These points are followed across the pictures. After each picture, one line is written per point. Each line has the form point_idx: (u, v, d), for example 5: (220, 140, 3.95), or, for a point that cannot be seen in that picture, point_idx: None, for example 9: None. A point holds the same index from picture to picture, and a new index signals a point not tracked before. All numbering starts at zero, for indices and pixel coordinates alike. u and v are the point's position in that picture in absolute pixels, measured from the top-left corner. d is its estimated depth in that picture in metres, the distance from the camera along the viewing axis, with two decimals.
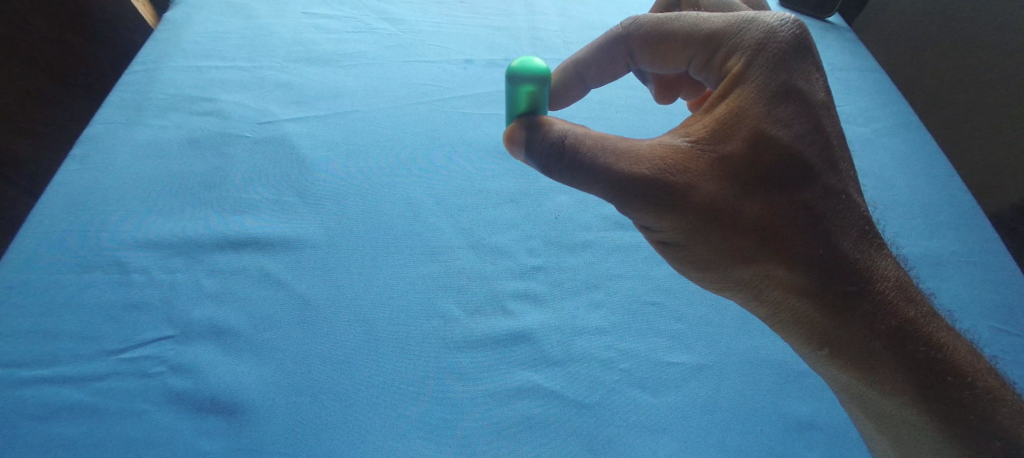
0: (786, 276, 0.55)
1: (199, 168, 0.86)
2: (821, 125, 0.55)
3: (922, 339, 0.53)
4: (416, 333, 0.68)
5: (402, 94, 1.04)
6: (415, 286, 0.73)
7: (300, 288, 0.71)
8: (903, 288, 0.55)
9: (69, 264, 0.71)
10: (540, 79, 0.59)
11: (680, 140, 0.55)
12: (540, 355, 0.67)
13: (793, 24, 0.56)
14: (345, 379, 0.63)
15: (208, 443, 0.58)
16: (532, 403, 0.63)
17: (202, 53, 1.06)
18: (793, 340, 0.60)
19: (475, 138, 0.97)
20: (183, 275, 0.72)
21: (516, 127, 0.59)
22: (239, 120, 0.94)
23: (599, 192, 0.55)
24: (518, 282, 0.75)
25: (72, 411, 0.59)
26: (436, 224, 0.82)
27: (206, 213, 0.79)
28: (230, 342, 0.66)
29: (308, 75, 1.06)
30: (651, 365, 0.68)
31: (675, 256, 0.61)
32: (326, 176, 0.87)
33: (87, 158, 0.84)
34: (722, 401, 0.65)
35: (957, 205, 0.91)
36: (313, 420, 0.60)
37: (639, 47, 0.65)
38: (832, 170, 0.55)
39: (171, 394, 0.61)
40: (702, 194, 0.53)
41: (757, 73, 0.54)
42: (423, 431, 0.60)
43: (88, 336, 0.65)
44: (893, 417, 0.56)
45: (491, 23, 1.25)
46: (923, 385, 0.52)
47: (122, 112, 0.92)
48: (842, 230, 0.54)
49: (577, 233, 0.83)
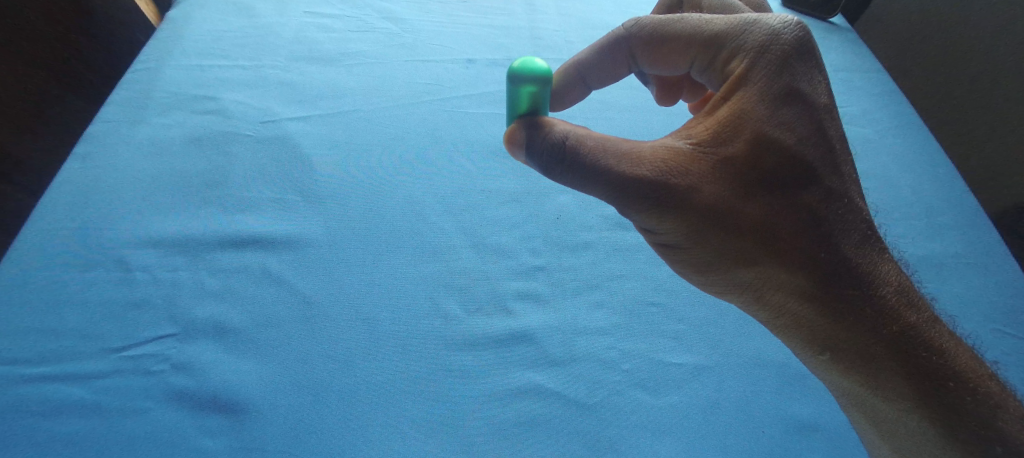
0: (788, 279, 0.55)
1: (202, 166, 0.86)
2: (823, 128, 0.55)
3: (923, 344, 0.53)
4: (417, 333, 0.68)
5: (403, 93, 1.04)
6: (416, 285, 0.73)
7: (301, 287, 0.71)
8: (905, 292, 0.55)
9: (72, 263, 0.71)
10: (541, 79, 0.59)
11: (682, 142, 0.55)
12: (541, 355, 0.67)
13: (796, 25, 0.56)
14: (345, 378, 0.63)
15: (209, 442, 0.58)
16: (533, 403, 0.63)
17: (204, 51, 1.06)
18: (794, 343, 0.61)
19: (477, 138, 0.97)
20: (185, 274, 0.72)
21: (516, 128, 0.59)
22: (241, 119, 0.95)
23: (600, 194, 0.55)
24: (519, 282, 0.75)
25: (73, 409, 0.59)
26: (438, 224, 0.82)
27: (208, 212, 0.79)
28: (231, 340, 0.66)
29: (310, 73, 1.06)
30: (651, 366, 0.68)
31: (676, 258, 0.61)
32: (328, 175, 0.87)
33: (90, 157, 0.84)
34: (722, 402, 0.65)
35: (960, 208, 0.91)
36: (315, 419, 0.60)
37: (641, 48, 0.65)
38: (835, 173, 0.55)
39: (172, 392, 0.61)
40: (703, 196, 0.53)
41: (759, 76, 0.54)
42: (424, 430, 0.60)
43: (90, 334, 0.65)
44: (894, 422, 0.56)
45: (492, 22, 1.25)
46: (925, 390, 0.52)
47: (124, 111, 0.92)
48: (844, 234, 0.54)
49: (578, 233, 0.83)
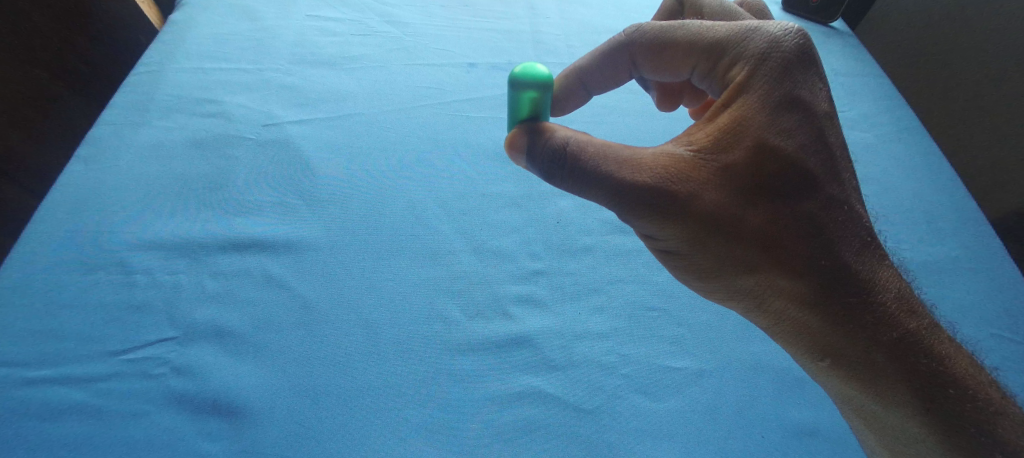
0: (788, 286, 0.55)
1: (203, 169, 0.86)
2: (824, 135, 0.55)
3: (924, 351, 0.53)
4: (417, 336, 0.68)
5: (404, 96, 1.04)
6: (416, 289, 0.73)
7: (301, 291, 0.72)
8: (905, 299, 0.55)
9: (74, 265, 0.71)
10: (541, 85, 0.59)
11: (682, 149, 0.55)
12: (541, 359, 0.68)
13: (797, 33, 0.56)
14: (345, 381, 0.64)
15: (209, 444, 0.58)
16: (533, 407, 0.63)
17: (207, 55, 1.07)
18: (794, 349, 0.61)
19: (478, 142, 0.97)
20: (186, 277, 0.72)
21: (517, 134, 0.59)
22: (243, 121, 0.95)
23: (600, 200, 0.55)
24: (519, 285, 0.75)
25: (74, 411, 0.59)
26: (438, 228, 0.82)
27: (209, 214, 0.80)
28: (231, 344, 0.66)
29: (311, 77, 1.06)
30: (651, 371, 0.68)
31: (676, 264, 0.61)
32: (328, 178, 0.87)
33: (92, 159, 0.84)
34: (722, 407, 0.65)
35: (960, 212, 0.91)
36: (315, 422, 0.60)
37: (642, 54, 0.65)
38: (835, 180, 0.55)
39: (172, 395, 0.61)
40: (704, 203, 0.53)
41: (760, 83, 0.54)
42: (424, 433, 0.60)
43: (91, 337, 0.65)
44: (895, 429, 0.56)
45: (494, 26, 1.25)
46: (925, 397, 0.52)
47: (126, 113, 0.93)
48: (844, 241, 0.55)
49: (578, 237, 0.83)
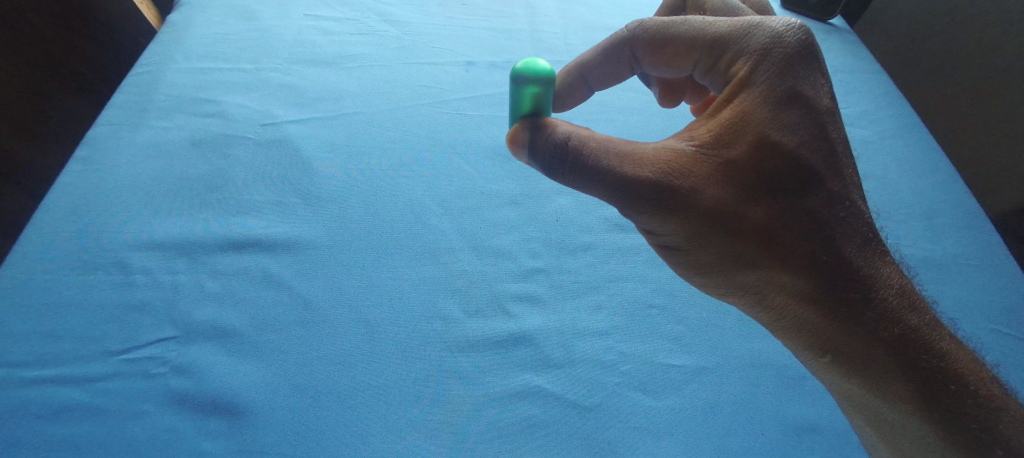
0: (788, 281, 0.55)
1: (202, 168, 0.86)
2: (825, 131, 0.55)
3: (924, 347, 0.53)
4: (416, 334, 0.68)
5: (403, 95, 1.04)
6: (416, 288, 0.73)
7: (302, 290, 0.71)
8: (906, 295, 0.55)
9: (73, 265, 0.71)
10: (543, 80, 0.59)
11: (683, 144, 0.55)
12: (541, 357, 0.67)
13: (798, 29, 0.57)
14: (343, 381, 0.63)
15: (208, 444, 0.58)
16: (532, 406, 0.63)
17: (206, 55, 1.07)
18: (795, 345, 0.61)
19: (477, 139, 0.97)
20: (185, 277, 0.72)
21: (519, 129, 0.59)
22: (241, 121, 0.95)
23: (602, 195, 0.55)
24: (519, 284, 0.75)
25: (74, 411, 0.59)
26: (437, 226, 0.82)
27: (208, 214, 0.79)
28: (232, 344, 0.66)
29: (310, 76, 1.06)
30: (651, 368, 0.68)
31: (677, 260, 0.61)
32: (327, 177, 0.87)
33: (90, 160, 0.84)
34: (722, 404, 0.65)
35: (959, 209, 0.91)
36: (314, 421, 0.60)
37: (643, 50, 0.66)
38: (836, 176, 0.55)
39: (172, 394, 0.61)
40: (706, 198, 0.53)
41: (762, 79, 0.54)
42: (424, 431, 0.60)
43: (91, 337, 0.65)
44: (896, 424, 0.56)
45: (493, 25, 1.25)
46: (926, 393, 0.52)
47: (125, 114, 0.92)
48: (845, 237, 0.54)
49: (578, 235, 0.83)
